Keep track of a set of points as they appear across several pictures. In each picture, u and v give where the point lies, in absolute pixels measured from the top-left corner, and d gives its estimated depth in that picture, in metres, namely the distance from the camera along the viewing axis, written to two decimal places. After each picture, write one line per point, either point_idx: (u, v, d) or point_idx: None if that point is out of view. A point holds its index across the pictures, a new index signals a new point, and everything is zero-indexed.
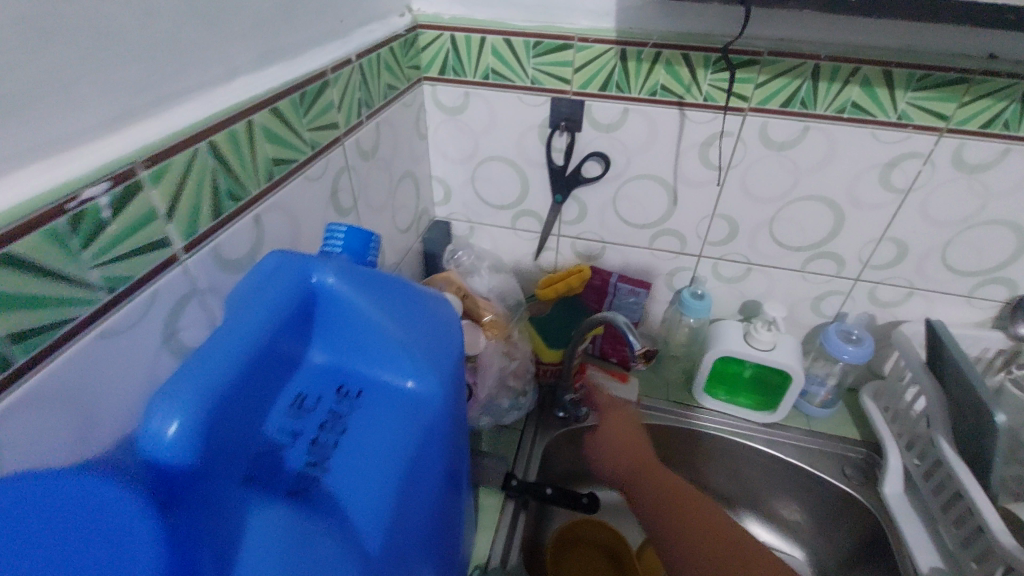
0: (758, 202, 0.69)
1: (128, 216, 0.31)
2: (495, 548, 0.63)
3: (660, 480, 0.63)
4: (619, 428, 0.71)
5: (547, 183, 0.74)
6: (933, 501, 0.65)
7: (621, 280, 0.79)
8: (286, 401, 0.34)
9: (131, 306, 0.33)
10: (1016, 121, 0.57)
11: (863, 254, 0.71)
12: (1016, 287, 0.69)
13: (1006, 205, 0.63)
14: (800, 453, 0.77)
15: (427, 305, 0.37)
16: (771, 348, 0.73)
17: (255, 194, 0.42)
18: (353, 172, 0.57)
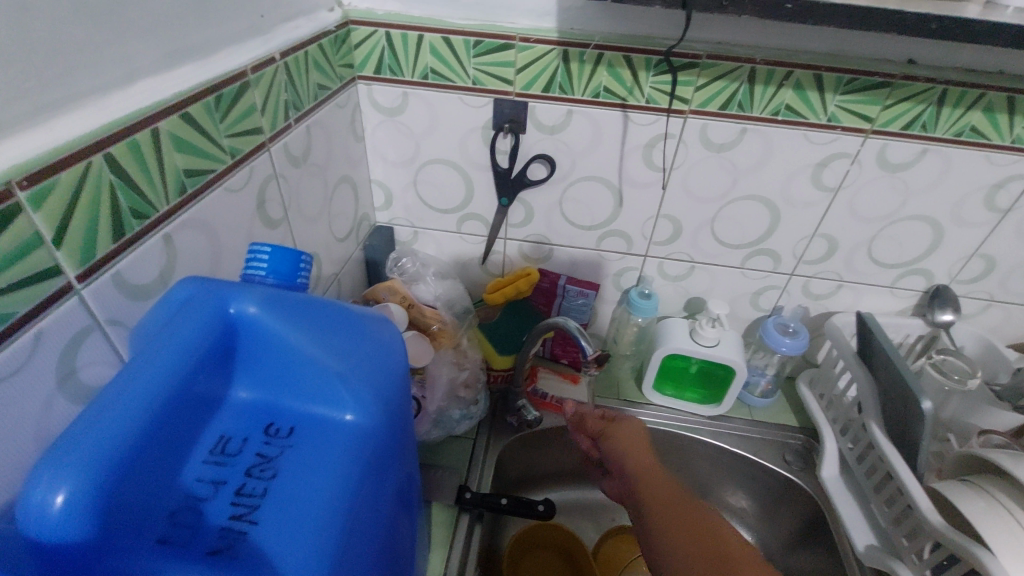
0: (700, 202, 0.70)
1: (1, 244, 0.27)
2: (449, 565, 0.61)
3: (656, 479, 0.58)
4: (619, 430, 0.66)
5: (493, 185, 0.72)
6: (866, 482, 0.69)
7: (569, 282, 0.78)
8: (205, 447, 0.29)
9: (14, 349, 0.28)
10: (931, 123, 0.61)
11: (798, 250, 0.74)
12: (932, 276, 0.74)
13: (922, 201, 0.67)
14: (744, 443, 0.80)
15: (370, 329, 0.33)
16: (715, 344, 0.75)
17: (164, 212, 0.37)
18: (283, 180, 0.52)
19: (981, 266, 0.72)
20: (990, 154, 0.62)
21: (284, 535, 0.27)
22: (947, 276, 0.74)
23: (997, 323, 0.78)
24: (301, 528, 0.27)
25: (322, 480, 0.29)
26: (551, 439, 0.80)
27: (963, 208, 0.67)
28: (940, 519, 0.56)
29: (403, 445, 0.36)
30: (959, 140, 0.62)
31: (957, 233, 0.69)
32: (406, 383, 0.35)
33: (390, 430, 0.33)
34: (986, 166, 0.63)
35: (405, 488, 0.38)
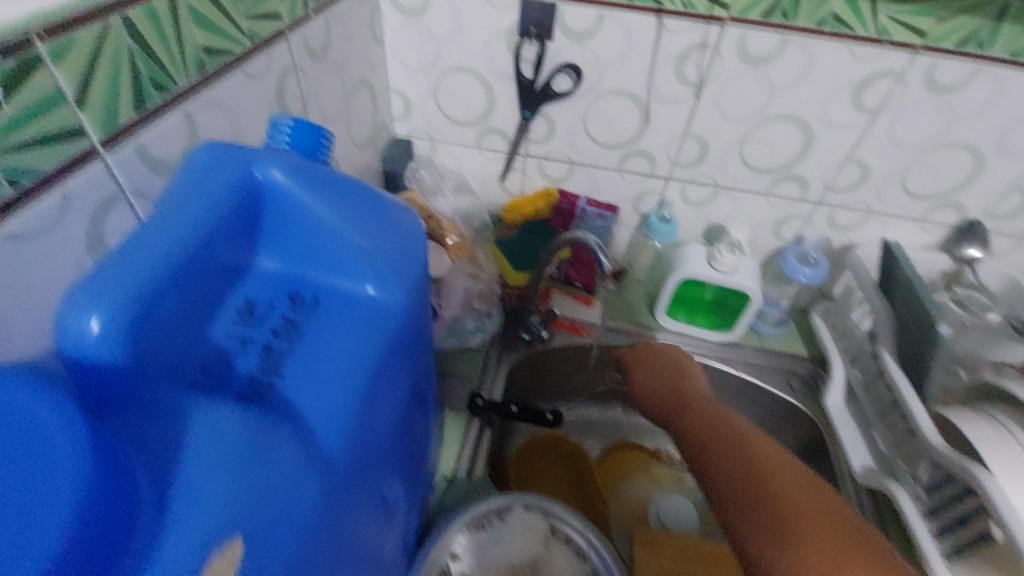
0: (730, 122, 0.68)
1: (25, 96, 0.26)
2: (458, 463, 0.64)
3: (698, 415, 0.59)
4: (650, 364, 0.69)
5: (516, 97, 0.70)
6: (872, 412, 0.70)
7: (589, 203, 0.78)
8: (231, 310, 0.30)
9: (41, 206, 0.28)
10: (988, 40, 0.57)
11: (828, 177, 0.71)
12: (965, 211, 0.72)
13: (967, 128, 0.64)
14: (750, 368, 0.82)
15: (390, 213, 0.33)
16: (732, 270, 0.75)
17: (185, 88, 0.37)
18: (301, 73, 0.51)
19: (1018, 201, 0.69)
20: None
21: (309, 389, 0.28)
22: (981, 211, 0.71)
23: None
24: (324, 386, 0.29)
25: (342, 349, 0.30)
26: (561, 357, 0.82)
27: (1009, 137, 0.63)
28: (944, 444, 0.57)
29: (422, 328, 0.38)
30: (1015, 61, 0.58)
31: (998, 165, 0.66)
32: (426, 274, 0.35)
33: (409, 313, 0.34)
34: None
35: (422, 370, 0.40)
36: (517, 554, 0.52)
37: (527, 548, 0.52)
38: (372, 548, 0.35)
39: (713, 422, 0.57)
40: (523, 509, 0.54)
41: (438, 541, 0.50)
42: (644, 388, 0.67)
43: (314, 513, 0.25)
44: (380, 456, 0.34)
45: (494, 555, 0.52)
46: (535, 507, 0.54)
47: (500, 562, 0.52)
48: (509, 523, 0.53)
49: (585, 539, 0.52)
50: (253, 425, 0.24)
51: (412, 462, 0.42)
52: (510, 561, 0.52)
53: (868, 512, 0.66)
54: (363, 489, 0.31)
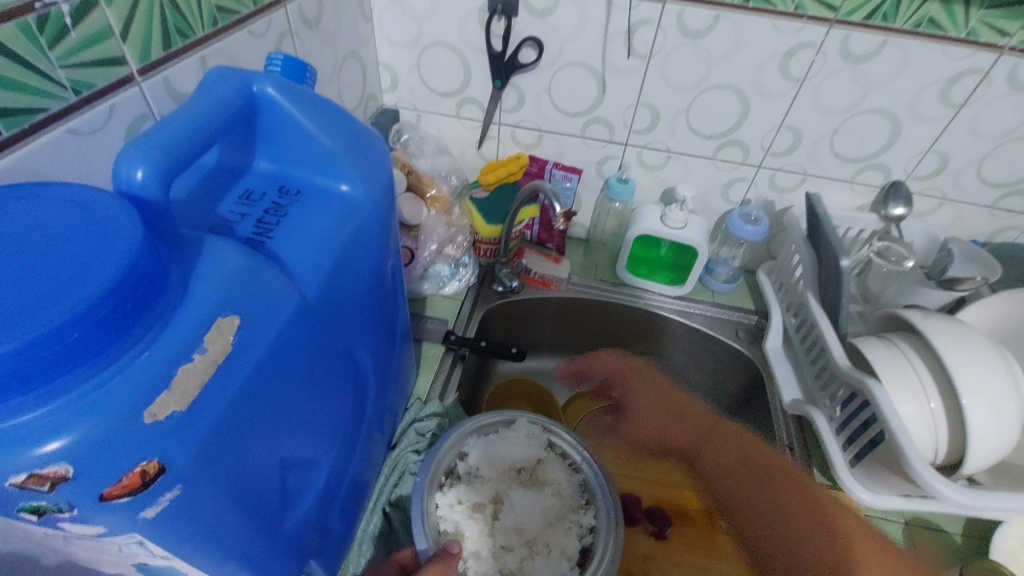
0: (676, 90, 0.77)
1: (85, 27, 0.37)
2: (431, 386, 0.73)
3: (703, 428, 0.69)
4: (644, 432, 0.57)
5: (489, 68, 0.79)
6: (801, 351, 0.78)
7: (556, 167, 0.88)
8: (234, 195, 0.40)
9: (93, 112, 0.38)
10: (891, 13, 0.65)
11: (766, 141, 0.80)
12: (889, 172, 0.80)
13: (882, 94, 0.72)
14: (703, 319, 0.90)
15: (359, 131, 0.43)
16: (682, 226, 0.84)
17: (201, 37, 0.47)
18: (297, 37, 0.60)
19: (935, 162, 0.78)
20: (946, 48, 0.67)
21: (294, 248, 0.38)
22: (903, 172, 0.80)
23: (948, 222, 0.85)
24: (305, 248, 0.38)
25: (318, 229, 0.39)
26: (533, 309, 0.91)
27: (919, 102, 0.72)
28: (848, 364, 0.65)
29: (388, 229, 0.47)
30: (918, 32, 0.66)
31: (914, 128, 0.75)
32: (389, 186, 0.44)
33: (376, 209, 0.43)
34: (942, 59, 0.68)
35: (387, 268, 0.49)
36: (521, 457, 0.60)
37: (531, 456, 0.61)
38: (342, 395, 0.44)
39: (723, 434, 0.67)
40: (527, 421, 0.63)
41: (455, 433, 0.60)
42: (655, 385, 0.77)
43: (286, 327, 0.34)
44: (347, 319, 0.43)
45: (501, 456, 0.60)
46: (535, 422, 0.63)
47: (505, 463, 0.60)
48: (517, 434, 0.61)
49: (577, 453, 0.61)
50: (252, 256, 0.33)
51: (378, 346, 0.51)
52: (514, 462, 0.60)
53: (794, 439, 0.74)
54: (330, 335, 0.41)
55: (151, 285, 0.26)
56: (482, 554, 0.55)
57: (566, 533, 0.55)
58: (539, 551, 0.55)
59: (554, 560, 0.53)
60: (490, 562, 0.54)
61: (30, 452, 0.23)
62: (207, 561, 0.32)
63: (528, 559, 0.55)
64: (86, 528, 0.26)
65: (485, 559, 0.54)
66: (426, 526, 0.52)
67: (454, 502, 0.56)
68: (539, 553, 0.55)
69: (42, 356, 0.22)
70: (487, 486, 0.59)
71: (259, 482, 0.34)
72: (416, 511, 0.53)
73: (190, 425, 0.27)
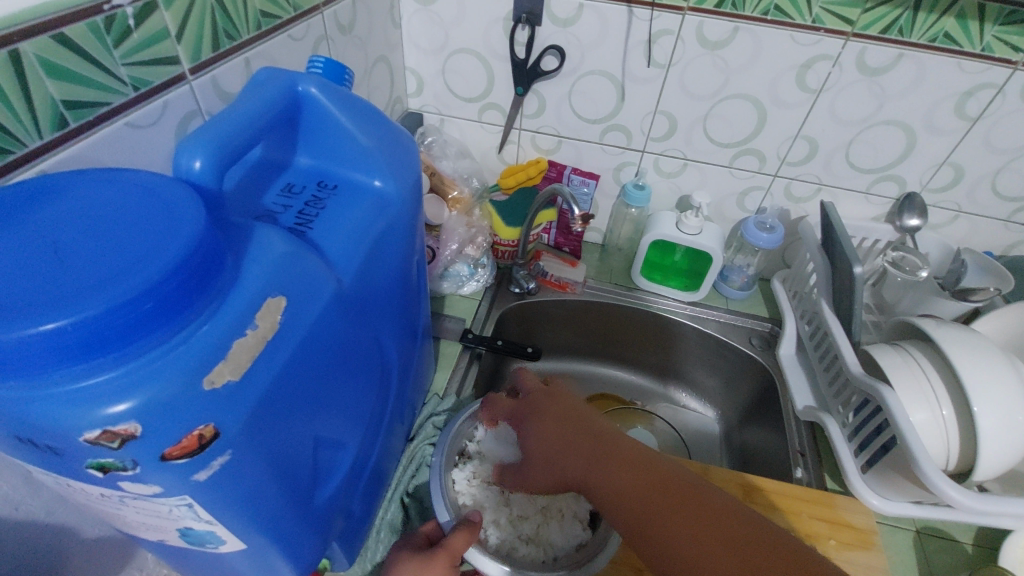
0: (694, 99, 0.78)
1: (145, 28, 0.39)
2: (448, 382, 0.75)
3: (623, 465, 0.49)
4: (550, 422, 0.54)
5: (511, 75, 0.81)
6: (815, 358, 0.79)
7: (574, 172, 0.90)
8: (277, 187, 0.43)
9: (148, 107, 0.41)
10: (907, 27, 0.66)
11: (781, 151, 0.81)
12: (904, 184, 0.81)
13: (897, 106, 0.73)
14: (716, 325, 0.91)
15: (392, 129, 0.45)
16: (698, 233, 0.85)
17: (246, 40, 0.49)
18: (330, 42, 0.63)
19: (950, 175, 0.79)
20: (961, 62, 0.68)
21: (333, 238, 0.40)
22: (918, 184, 0.81)
23: (963, 235, 0.85)
24: (342, 238, 0.40)
25: (354, 220, 0.41)
26: (548, 312, 0.93)
27: (934, 114, 0.73)
28: (860, 371, 0.66)
29: (415, 224, 0.49)
30: (933, 47, 0.67)
31: (928, 140, 0.76)
32: (417, 183, 0.46)
33: (407, 205, 0.45)
34: (957, 73, 0.69)
35: (414, 262, 0.51)
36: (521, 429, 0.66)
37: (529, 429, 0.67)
38: (370, 381, 0.46)
39: (646, 474, 0.48)
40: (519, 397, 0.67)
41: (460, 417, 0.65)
42: (542, 407, 0.56)
43: (325, 309, 0.36)
44: (377, 308, 0.46)
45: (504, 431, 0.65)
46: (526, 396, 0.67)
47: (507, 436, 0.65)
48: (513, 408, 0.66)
49: None
50: (295, 243, 0.35)
51: (402, 338, 0.53)
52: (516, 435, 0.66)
53: (806, 445, 0.75)
54: (361, 321, 0.42)
55: (210, 265, 0.28)
56: (501, 521, 0.61)
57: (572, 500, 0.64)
58: (552, 516, 0.63)
59: (569, 523, 0.62)
60: (509, 529, 0.60)
61: (102, 411, 0.25)
62: (244, 529, 0.34)
63: (543, 524, 0.62)
64: (144, 488, 0.28)
65: (504, 526, 0.60)
66: (445, 500, 0.57)
67: (469, 476, 0.62)
68: (553, 516, 0.63)
69: (116, 325, 0.25)
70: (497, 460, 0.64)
71: (295, 457, 0.36)
72: (434, 487, 0.58)
73: (241, 395, 0.29)
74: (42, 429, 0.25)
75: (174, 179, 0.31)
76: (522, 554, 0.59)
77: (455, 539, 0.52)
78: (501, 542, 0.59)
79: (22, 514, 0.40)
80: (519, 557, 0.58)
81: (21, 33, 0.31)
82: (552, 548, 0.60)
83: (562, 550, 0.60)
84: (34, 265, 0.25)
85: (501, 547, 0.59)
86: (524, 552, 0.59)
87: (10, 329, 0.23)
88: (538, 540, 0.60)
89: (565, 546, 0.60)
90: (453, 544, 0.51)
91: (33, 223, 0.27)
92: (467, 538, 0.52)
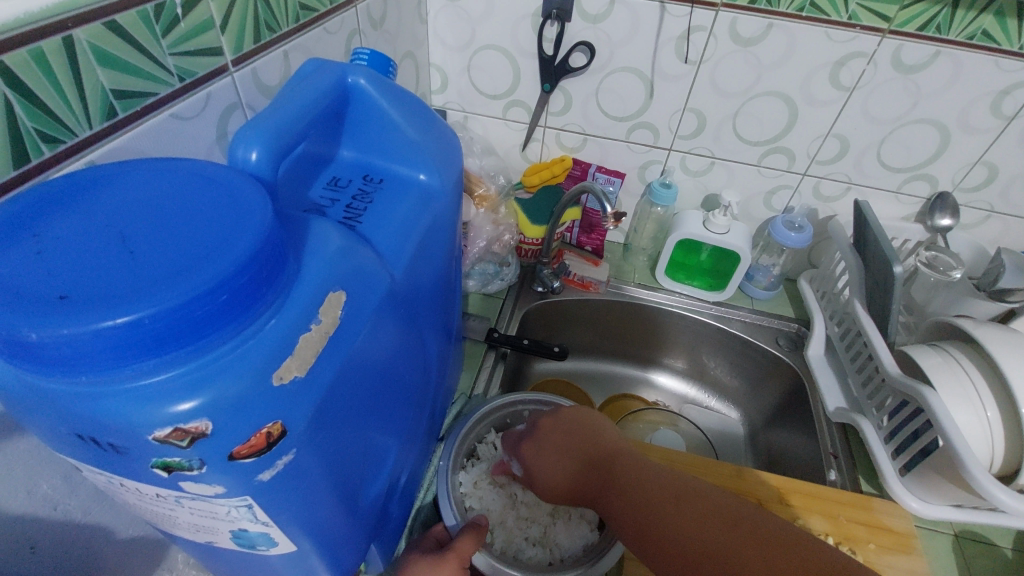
0: (723, 96, 0.77)
1: (193, 17, 0.39)
2: (474, 381, 0.74)
3: (627, 474, 0.49)
4: (553, 440, 0.55)
5: (538, 72, 0.81)
6: (846, 359, 0.77)
7: (599, 170, 0.89)
8: (322, 181, 0.42)
9: (193, 99, 0.40)
10: (946, 25, 0.65)
11: (812, 149, 0.80)
12: (936, 183, 0.80)
13: (932, 104, 0.72)
14: (742, 325, 0.90)
15: (435, 124, 0.45)
16: (725, 232, 0.84)
17: (286, 32, 0.49)
18: (362, 36, 0.63)
19: (984, 174, 0.78)
20: (999, 60, 0.67)
21: (384, 230, 0.39)
22: (950, 183, 0.80)
23: (995, 235, 0.84)
24: (394, 232, 0.39)
25: (401, 214, 0.41)
26: (570, 311, 0.92)
27: (970, 113, 0.72)
28: (898, 371, 0.65)
29: (456, 219, 0.48)
30: (971, 44, 0.66)
31: (963, 139, 0.75)
32: (460, 179, 0.45)
33: (450, 200, 0.44)
34: (995, 71, 0.68)
35: (452, 259, 0.50)
36: None
37: None
38: (414, 378, 0.45)
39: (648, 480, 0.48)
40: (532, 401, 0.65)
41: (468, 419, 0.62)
42: (549, 424, 0.56)
43: (379, 305, 0.35)
44: (423, 306, 0.45)
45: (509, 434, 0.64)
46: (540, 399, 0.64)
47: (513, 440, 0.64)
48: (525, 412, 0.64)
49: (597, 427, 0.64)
50: (351, 238, 0.34)
51: (440, 335, 0.52)
52: None
53: (836, 446, 0.74)
54: (409, 318, 0.42)
55: (276, 258, 0.27)
56: (508, 523, 0.60)
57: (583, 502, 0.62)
58: (560, 517, 0.61)
59: (575, 524, 0.61)
60: (515, 530, 0.60)
61: (173, 408, 0.24)
62: (296, 530, 0.33)
63: (550, 525, 0.61)
64: (207, 488, 0.27)
65: (510, 528, 0.60)
66: (451, 504, 0.55)
67: (475, 478, 0.61)
68: (560, 517, 0.61)
69: (191, 319, 0.24)
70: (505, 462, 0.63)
71: (347, 456, 0.35)
72: (440, 490, 0.56)
73: (305, 390, 0.28)
74: (109, 426, 0.24)
75: (238, 171, 0.30)
76: (529, 555, 0.58)
77: (464, 542, 0.50)
78: (506, 545, 0.58)
79: (59, 515, 0.39)
80: (526, 558, 0.58)
81: (75, 19, 0.31)
82: (558, 550, 0.59)
83: (570, 550, 0.59)
84: (103, 254, 0.24)
85: (506, 549, 0.58)
86: (531, 553, 0.58)
87: (82, 320, 0.22)
88: (545, 541, 0.60)
89: (572, 548, 0.59)
90: (461, 548, 0.49)
91: (98, 212, 0.26)
92: (475, 543, 0.50)
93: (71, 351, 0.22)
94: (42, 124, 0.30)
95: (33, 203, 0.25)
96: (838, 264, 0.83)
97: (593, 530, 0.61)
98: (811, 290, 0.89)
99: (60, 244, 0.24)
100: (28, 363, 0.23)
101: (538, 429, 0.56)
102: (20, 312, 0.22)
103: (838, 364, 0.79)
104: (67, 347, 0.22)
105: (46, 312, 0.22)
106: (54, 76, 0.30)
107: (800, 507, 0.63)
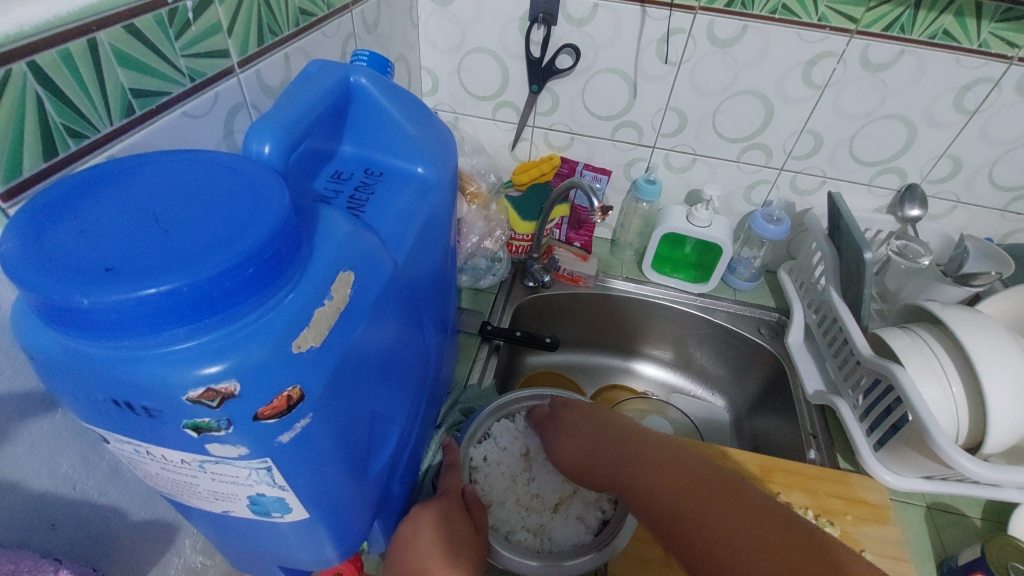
0: (704, 96, 0.81)
1: (203, 21, 0.41)
2: (468, 371, 0.77)
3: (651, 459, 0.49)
4: (575, 424, 0.58)
5: (526, 74, 0.84)
6: (823, 345, 0.81)
7: (587, 167, 0.93)
8: (326, 175, 0.45)
9: (203, 98, 0.43)
10: (909, 25, 0.69)
11: (788, 146, 0.84)
12: (905, 176, 0.85)
13: (898, 100, 0.77)
14: (724, 315, 0.93)
15: (431, 122, 0.48)
16: (708, 225, 0.88)
17: (287, 36, 0.52)
18: (357, 40, 0.66)
19: (949, 167, 0.82)
20: (959, 58, 0.71)
21: (387, 217, 0.42)
22: (919, 176, 0.84)
23: (962, 223, 0.89)
24: (395, 222, 0.42)
25: (400, 204, 0.43)
26: (560, 305, 0.95)
27: (934, 109, 0.76)
28: (871, 353, 0.68)
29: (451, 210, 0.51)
30: (932, 43, 0.70)
31: (928, 133, 0.79)
32: (454, 174, 0.48)
33: (446, 194, 0.47)
34: (955, 68, 0.72)
35: (448, 249, 0.53)
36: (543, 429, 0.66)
37: None
38: (413, 360, 0.48)
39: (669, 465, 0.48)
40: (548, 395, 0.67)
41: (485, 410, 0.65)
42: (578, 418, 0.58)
43: (384, 289, 0.37)
44: (423, 292, 0.48)
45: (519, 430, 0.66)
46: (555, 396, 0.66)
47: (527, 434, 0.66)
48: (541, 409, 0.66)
49: None
50: (358, 225, 0.37)
51: (438, 322, 0.55)
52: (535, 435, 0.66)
53: (817, 427, 0.77)
54: (410, 305, 0.44)
55: (291, 240, 0.30)
56: (507, 504, 0.62)
57: (589, 505, 0.61)
58: (560, 513, 0.61)
59: (572, 523, 0.60)
60: (514, 513, 0.61)
61: (204, 372, 0.26)
62: (309, 498, 0.36)
63: (548, 519, 0.61)
64: (233, 450, 0.30)
65: (509, 509, 0.61)
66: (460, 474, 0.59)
67: (484, 457, 0.64)
68: (559, 516, 0.61)
69: (220, 290, 0.26)
70: (515, 450, 0.65)
71: (357, 429, 0.38)
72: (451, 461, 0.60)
73: (318, 363, 0.31)
74: (146, 389, 0.26)
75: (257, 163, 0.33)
76: (519, 538, 0.59)
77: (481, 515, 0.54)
78: (501, 522, 0.60)
79: (78, 493, 0.41)
80: (516, 540, 0.59)
81: (98, 23, 0.33)
82: (550, 543, 0.59)
83: (561, 547, 0.59)
84: (141, 233, 0.27)
85: (501, 527, 0.60)
86: (521, 538, 0.59)
87: (126, 288, 0.24)
88: (540, 532, 0.60)
89: (565, 544, 0.59)
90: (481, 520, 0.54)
91: (132, 196, 0.28)
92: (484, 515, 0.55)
93: (116, 317, 0.25)
94: (70, 121, 0.33)
95: (73, 189, 0.28)
96: (816, 253, 0.86)
97: (591, 534, 0.60)
98: (789, 280, 0.93)
99: (99, 225, 0.27)
100: (75, 330, 0.25)
101: (558, 409, 0.61)
102: (70, 282, 0.24)
103: (817, 350, 0.83)
104: (114, 313, 0.24)
105: (95, 281, 0.24)
106: (79, 76, 0.33)
107: (782, 483, 0.67)
